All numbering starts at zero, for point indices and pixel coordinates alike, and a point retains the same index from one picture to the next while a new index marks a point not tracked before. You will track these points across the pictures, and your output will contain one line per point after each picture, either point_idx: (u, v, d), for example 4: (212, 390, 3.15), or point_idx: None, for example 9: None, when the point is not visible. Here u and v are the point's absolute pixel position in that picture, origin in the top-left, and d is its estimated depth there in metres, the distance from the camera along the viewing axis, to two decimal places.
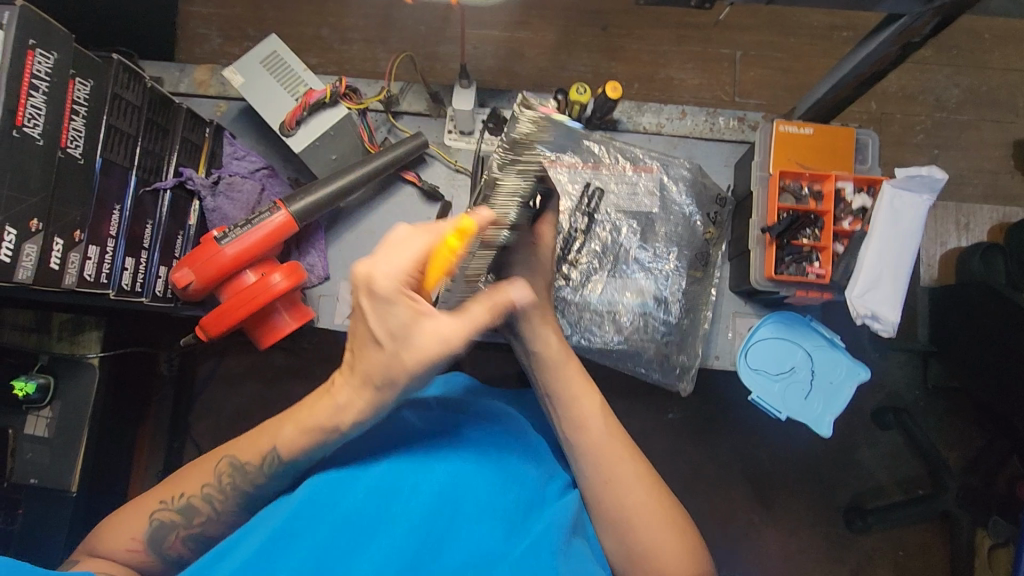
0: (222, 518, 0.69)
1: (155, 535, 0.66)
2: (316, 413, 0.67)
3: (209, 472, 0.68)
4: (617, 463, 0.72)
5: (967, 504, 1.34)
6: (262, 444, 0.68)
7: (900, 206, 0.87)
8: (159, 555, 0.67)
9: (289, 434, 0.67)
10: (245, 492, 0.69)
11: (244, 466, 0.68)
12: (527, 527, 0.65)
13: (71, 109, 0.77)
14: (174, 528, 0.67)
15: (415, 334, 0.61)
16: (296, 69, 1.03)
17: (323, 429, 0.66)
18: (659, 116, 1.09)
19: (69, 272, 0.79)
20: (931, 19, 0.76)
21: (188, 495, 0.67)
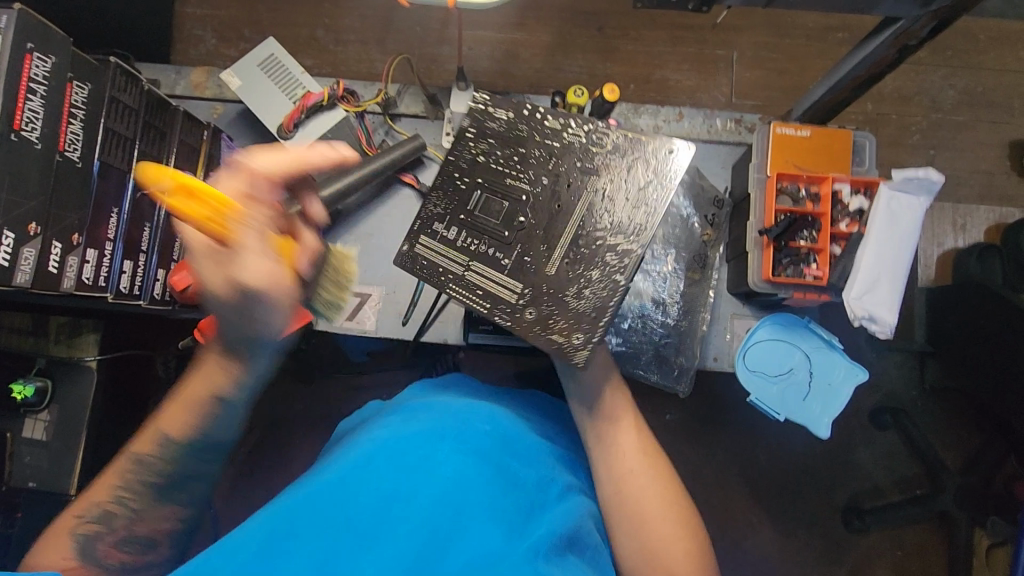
0: (147, 517, 0.69)
1: (86, 547, 0.65)
2: (201, 386, 0.73)
3: (114, 476, 0.70)
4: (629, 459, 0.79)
5: (965, 504, 1.35)
6: (151, 435, 0.72)
7: (898, 208, 0.86)
8: (96, 566, 0.64)
9: (174, 415, 0.72)
10: (158, 486, 0.70)
11: (143, 460, 0.70)
12: (528, 530, 0.64)
13: (69, 113, 0.77)
14: (99, 536, 0.66)
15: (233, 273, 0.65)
16: (294, 72, 1.03)
17: (202, 399, 0.73)
18: (657, 117, 1.10)
19: (67, 276, 0.79)
20: (928, 22, 0.76)
21: (101, 504, 0.68)
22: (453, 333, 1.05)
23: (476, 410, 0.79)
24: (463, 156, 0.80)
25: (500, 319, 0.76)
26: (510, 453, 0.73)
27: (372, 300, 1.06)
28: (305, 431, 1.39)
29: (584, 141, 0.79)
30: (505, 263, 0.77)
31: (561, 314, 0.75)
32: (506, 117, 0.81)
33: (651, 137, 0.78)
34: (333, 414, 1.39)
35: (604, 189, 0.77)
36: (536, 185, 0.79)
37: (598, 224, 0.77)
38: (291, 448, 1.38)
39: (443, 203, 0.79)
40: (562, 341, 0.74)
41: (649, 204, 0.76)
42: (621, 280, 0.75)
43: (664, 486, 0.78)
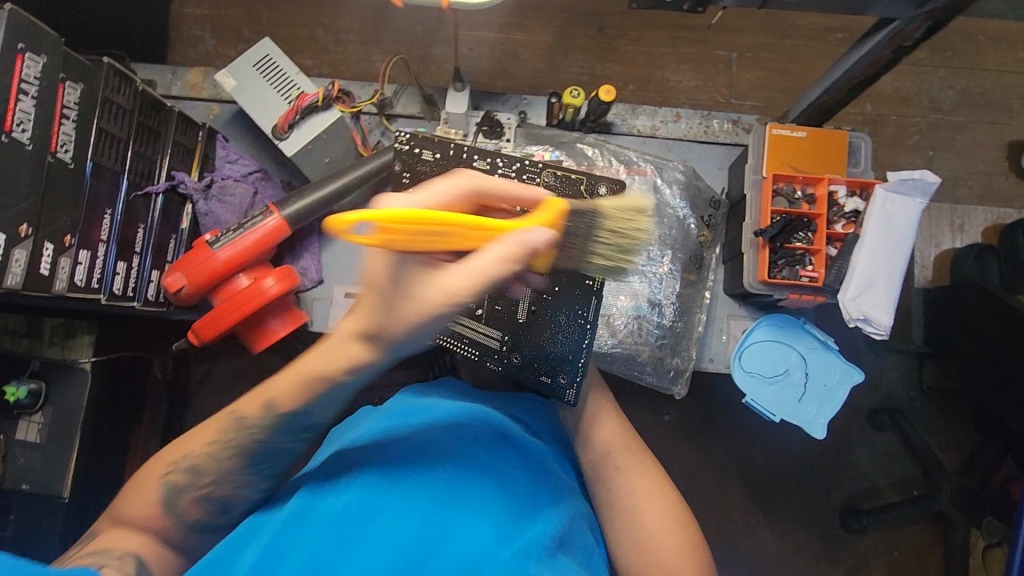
0: (232, 478, 0.69)
1: (169, 496, 0.67)
2: (315, 363, 0.68)
3: (213, 431, 0.70)
4: (618, 456, 0.80)
5: (963, 505, 1.35)
6: (259, 398, 0.70)
7: (893, 209, 0.86)
8: (177, 519, 0.67)
9: (285, 386, 0.69)
10: (247, 449, 0.70)
11: (245, 422, 0.70)
12: (519, 532, 0.64)
13: (62, 114, 0.76)
14: (184, 489, 0.68)
15: (426, 283, 0.59)
16: (289, 73, 1.03)
17: (319, 377, 0.68)
18: (654, 119, 1.10)
19: (59, 277, 0.79)
20: (923, 23, 0.76)
21: (192, 457, 0.69)
22: None
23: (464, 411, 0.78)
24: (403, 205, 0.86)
25: (490, 364, 0.87)
26: (501, 454, 0.73)
27: None
28: None
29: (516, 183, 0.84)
30: (479, 313, 0.86)
31: (541, 356, 0.86)
32: (433, 157, 0.85)
33: (583, 176, 0.84)
34: None
35: None
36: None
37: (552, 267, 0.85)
38: None
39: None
40: (550, 381, 0.86)
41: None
42: (587, 323, 0.86)
43: (656, 483, 0.78)
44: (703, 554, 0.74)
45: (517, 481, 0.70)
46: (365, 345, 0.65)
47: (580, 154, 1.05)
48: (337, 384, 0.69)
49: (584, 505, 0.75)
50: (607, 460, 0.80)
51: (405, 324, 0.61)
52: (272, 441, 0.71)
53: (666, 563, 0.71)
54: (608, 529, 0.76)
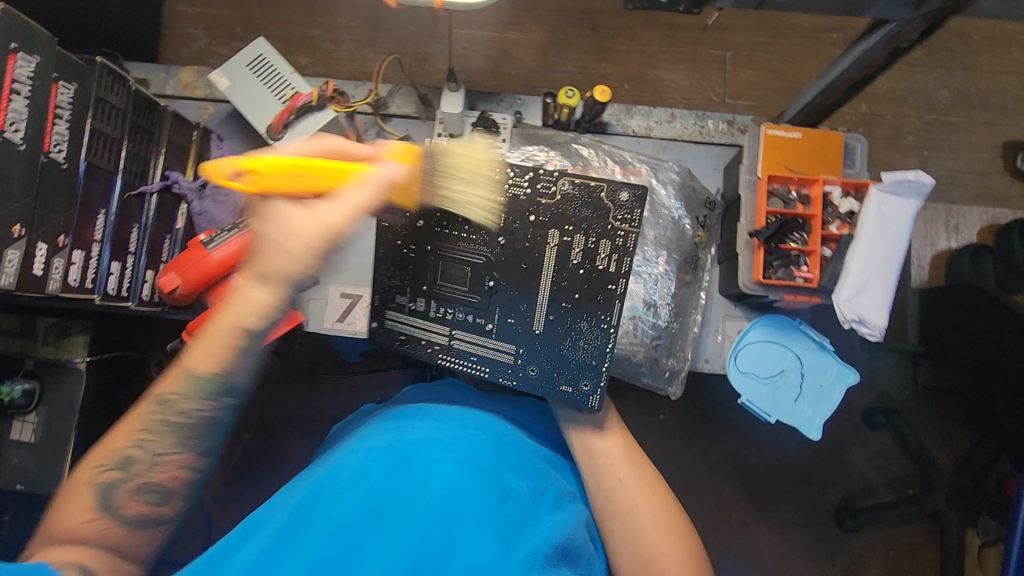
0: (163, 461, 0.67)
1: (104, 496, 0.64)
2: (223, 318, 0.69)
3: (139, 418, 0.67)
4: (620, 468, 0.80)
5: (958, 504, 1.35)
6: (177, 369, 0.68)
7: (887, 211, 0.86)
8: (115, 517, 0.65)
9: (200, 349, 0.69)
10: (182, 425, 0.68)
11: (170, 399, 0.67)
12: (522, 540, 0.64)
13: (55, 113, 0.76)
14: (118, 482, 0.65)
15: (302, 215, 0.68)
16: (283, 72, 1.03)
17: (228, 333, 0.69)
18: (648, 119, 1.11)
19: (53, 278, 0.78)
20: (919, 25, 0.76)
21: (121, 448, 0.66)
22: None
23: (468, 416, 0.78)
24: (399, 224, 0.83)
25: (504, 379, 0.85)
26: (506, 460, 0.73)
27: (364, 301, 1.05)
28: (300, 431, 1.38)
29: (528, 193, 0.81)
30: (489, 328, 0.85)
31: (562, 366, 0.83)
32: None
33: (602, 181, 0.80)
34: (327, 414, 1.39)
35: (568, 241, 0.82)
36: (490, 244, 0.83)
37: (571, 275, 0.82)
38: (285, 448, 1.38)
39: (397, 274, 0.85)
40: (569, 390, 0.83)
41: (618, 251, 0.81)
42: (610, 328, 0.82)
43: (655, 493, 0.78)
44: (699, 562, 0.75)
45: (520, 487, 0.70)
46: (263, 284, 0.68)
47: (576, 154, 1.05)
48: (250, 337, 0.69)
49: (584, 512, 0.76)
50: (607, 472, 0.80)
51: (285, 252, 0.67)
52: (204, 412, 0.68)
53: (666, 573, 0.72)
54: (608, 541, 0.76)
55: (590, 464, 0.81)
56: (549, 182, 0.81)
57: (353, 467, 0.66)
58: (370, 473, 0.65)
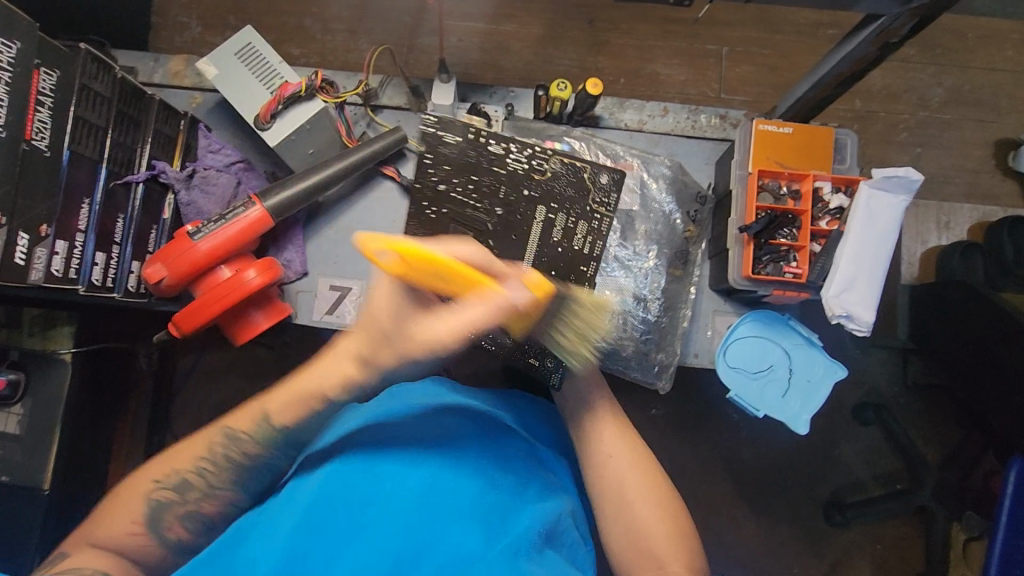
0: (216, 493, 0.69)
1: (154, 514, 0.67)
2: (319, 382, 0.69)
3: (202, 446, 0.70)
4: (611, 444, 0.80)
5: (944, 499, 1.37)
6: (254, 411, 0.71)
7: (876, 206, 0.86)
8: (158, 535, 0.67)
9: (281, 401, 0.70)
10: (239, 464, 0.70)
11: (237, 436, 0.70)
12: (505, 531, 0.64)
13: (36, 101, 0.75)
14: (170, 504, 0.68)
15: (415, 325, 0.62)
16: (271, 61, 1.01)
17: (308, 402, 0.70)
18: (641, 113, 1.10)
19: (36, 268, 0.77)
20: (908, 20, 0.76)
21: (181, 471, 0.68)
22: None
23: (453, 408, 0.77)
24: (425, 181, 0.87)
25: (484, 343, 0.86)
26: (490, 453, 0.72)
27: (353, 294, 1.04)
28: None
29: (526, 169, 0.88)
30: None
31: (538, 340, 0.88)
32: (456, 141, 0.87)
33: (587, 165, 0.88)
34: None
35: (552, 217, 0.88)
36: (491, 214, 0.88)
37: (551, 253, 0.89)
38: None
39: (420, 231, 0.88)
40: (539, 364, 0.88)
41: (593, 233, 0.89)
42: None
43: (644, 471, 0.78)
44: (693, 540, 0.74)
45: (503, 479, 0.69)
46: (359, 365, 0.67)
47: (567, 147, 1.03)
48: (330, 405, 0.70)
49: (571, 502, 0.74)
50: (598, 448, 0.80)
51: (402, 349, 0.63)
52: (262, 454, 0.70)
53: (655, 550, 0.72)
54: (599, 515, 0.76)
55: (581, 438, 0.82)
56: (543, 162, 0.88)
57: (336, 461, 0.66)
58: (351, 466, 0.65)
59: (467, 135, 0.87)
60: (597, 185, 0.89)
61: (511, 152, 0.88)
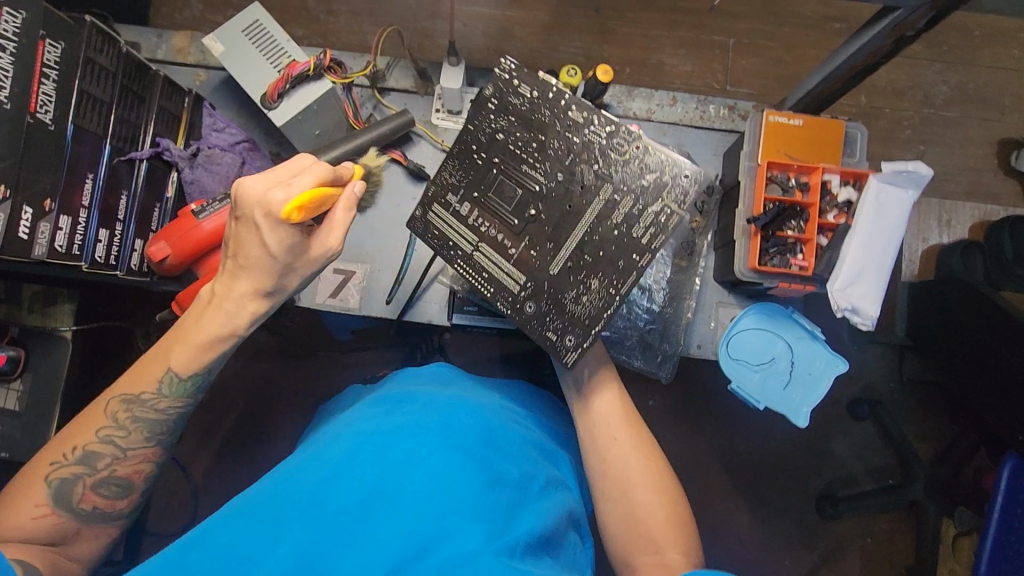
0: (130, 455, 0.71)
1: (60, 492, 0.67)
2: (210, 327, 0.72)
3: (101, 417, 0.69)
4: (617, 428, 0.80)
5: (935, 494, 1.39)
6: (155, 370, 0.72)
7: (886, 202, 0.86)
8: (70, 510, 0.67)
9: (182, 352, 0.72)
10: (149, 421, 0.72)
11: (138, 399, 0.71)
12: (510, 529, 0.62)
13: (41, 73, 0.73)
14: (78, 479, 0.68)
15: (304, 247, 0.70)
16: (279, 39, 0.99)
17: (221, 337, 0.72)
18: (650, 102, 1.09)
19: (39, 243, 0.76)
20: (926, 13, 0.75)
21: (83, 446, 0.68)
22: (436, 314, 1.03)
23: (458, 401, 0.76)
24: (483, 127, 0.82)
25: (500, 305, 0.82)
26: (496, 447, 0.71)
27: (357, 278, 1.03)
28: (292, 408, 1.39)
29: (603, 144, 0.80)
30: (512, 252, 0.82)
31: (557, 314, 0.81)
32: (530, 94, 0.81)
33: (673, 161, 0.78)
34: (318, 391, 1.40)
35: (615, 200, 0.79)
36: (550, 177, 0.81)
37: (605, 234, 0.80)
38: (276, 424, 1.38)
39: (458, 174, 0.83)
40: (556, 339, 0.81)
41: (657, 226, 0.78)
42: (616, 294, 0.79)
43: (648, 457, 0.78)
44: (692, 529, 0.74)
45: (508, 472, 0.68)
46: (262, 299, 0.72)
47: None
48: (238, 338, 0.74)
49: (570, 501, 0.73)
50: (604, 432, 0.80)
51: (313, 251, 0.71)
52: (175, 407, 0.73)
53: (653, 535, 0.71)
54: (597, 497, 0.77)
55: (586, 420, 0.82)
56: (623, 140, 0.80)
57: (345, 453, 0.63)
58: (357, 459, 0.62)
59: (548, 93, 0.80)
60: (670, 168, 0.78)
61: (592, 122, 0.80)
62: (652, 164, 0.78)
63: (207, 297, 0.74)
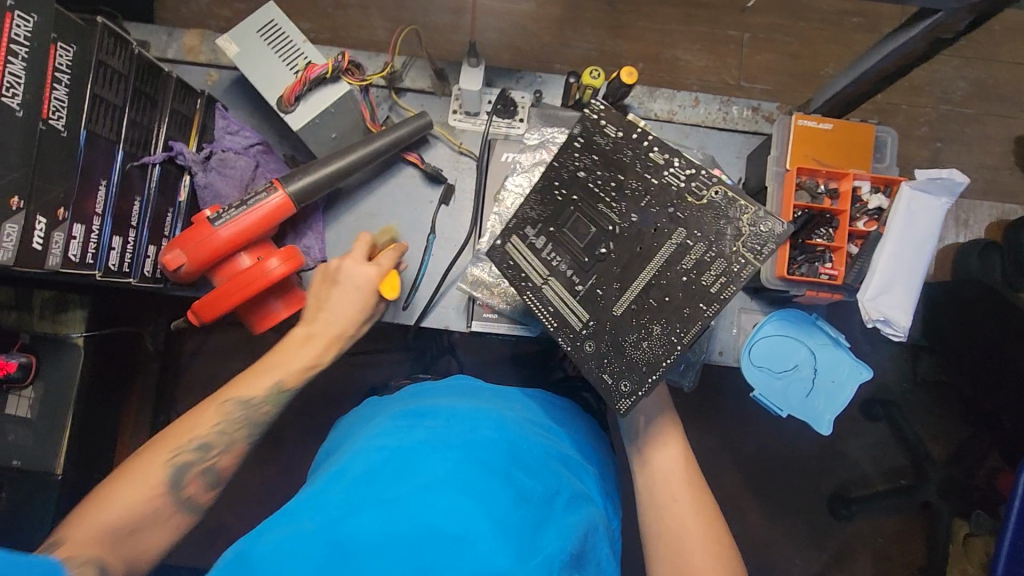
0: (233, 451, 0.75)
1: (175, 476, 0.70)
2: (304, 355, 0.81)
3: (215, 412, 0.74)
4: (678, 488, 0.77)
5: (948, 495, 1.39)
6: (264, 379, 0.78)
7: (917, 209, 0.84)
8: (177, 494, 0.70)
9: (291, 368, 0.80)
10: (253, 424, 0.76)
11: (250, 403, 0.76)
12: (538, 545, 0.58)
13: (54, 78, 0.71)
14: (192, 464, 0.71)
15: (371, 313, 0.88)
16: (296, 41, 0.96)
17: (302, 370, 0.81)
18: (671, 103, 1.07)
19: (53, 253, 0.74)
20: (966, 16, 0.73)
21: (200, 437, 0.73)
22: (454, 319, 1.01)
23: (481, 415, 0.75)
24: (566, 164, 0.80)
25: (561, 341, 0.77)
26: (520, 463, 0.68)
27: None
28: (302, 410, 1.38)
29: (681, 187, 0.77)
30: (580, 289, 0.78)
31: (616, 356, 0.76)
32: (614, 134, 0.79)
33: (753, 205, 0.74)
34: (328, 392, 1.38)
35: (687, 245, 0.76)
36: (623, 218, 0.78)
37: (672, 280, 0.76)
38: (285, 425, 1.37)
39: (540, 209, 0.79)
40: (611, 383, 0.75)
41: (728, 276, 0.75)
42: (680, 343, 0.75)
43: (709, 526, 0.73)
44: None
45: (533, 488, 0.65)
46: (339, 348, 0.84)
47: None
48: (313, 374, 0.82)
49: (597, 517, 0.70)
50: (662, 489, 0.77)
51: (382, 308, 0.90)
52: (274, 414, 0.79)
53: None
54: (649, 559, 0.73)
55: (647, 483, 0.78)
56: (701, 187, 0.76)
57: (373, 472, 0.61)
58: (381, 478, 0.60)
59: (632, 134, 0.78)
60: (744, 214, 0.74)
61: (672, 165, 0.78)
62: (722, 208, 0.75)
63: (294, 339, 0.83)
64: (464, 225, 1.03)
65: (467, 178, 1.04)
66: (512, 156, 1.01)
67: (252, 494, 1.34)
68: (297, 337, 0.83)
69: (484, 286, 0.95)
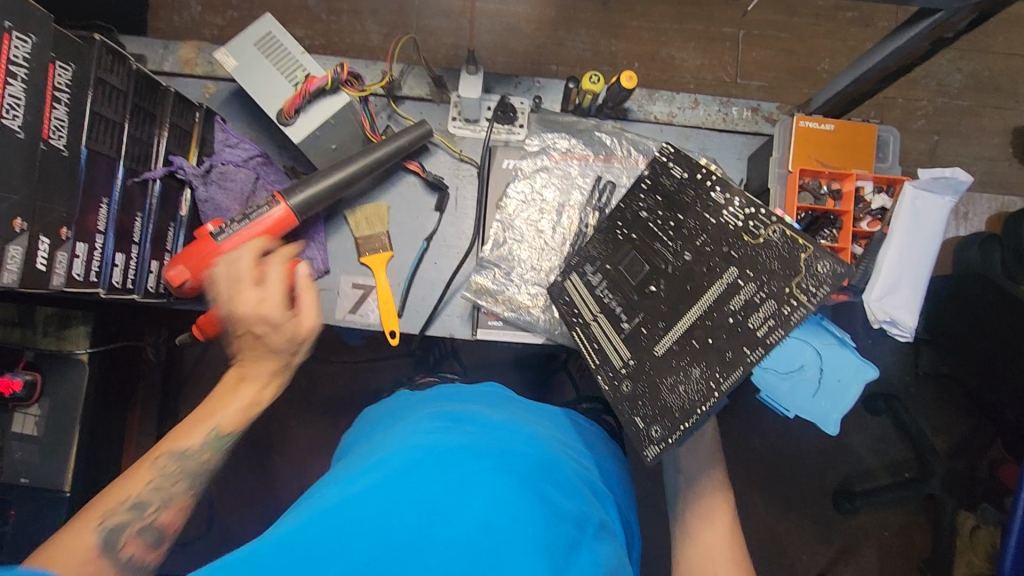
0: (173, 504, 0.65)
1: (110, 537, 0.60)
2: (236, 402, 0.72)
3: (148, 469, 0.65)
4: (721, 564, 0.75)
5: (954, 488, 1.38)
6: (201, 426, 0.69)
7: (922, 207, 0.84)
8: (115, 560, 0.60)
9: (234, 412, 0.71)
10: (194, 475, 0.67)
11: (186, 453, 0.67)
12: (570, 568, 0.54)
13: (53, 97, 0.70)
14: (129, 523, 0.61)
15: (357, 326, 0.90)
16: (293, 53, 0.95)
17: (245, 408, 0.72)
18: (671, 105, 1.07)
19: (57, 273, 0.73)
20: (968, 16, 0.73)
21: (132, 496, 0.63)
22: (459, 327, 1.00)
23: (513, 428, 0.75)
24: (630, 207, 0.82)
25: (601, 377, 0.83)
26: (551, 482, 0.66)
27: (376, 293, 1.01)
28: (305, 417, 1.38)
29: (740, 225, 0.69)
30: (625, 326, 0.81)
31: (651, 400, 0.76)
32: (681, 175, 0.75)
33: (812, 243, 0.63)
34: (333, 400, 1.38)
35: (738, 284, 0.69)
36: (676, 257, 0.76)
37: (717, 320, 0.70)
38: (290, 434, 1.37)
39: (600, 247, 0.86)
40: (642, 427, 0.76)
41: (778, 318, 0.64)
42: (715, 386, 0.68)
43: None
44: None
45: (564, 507, 0.63)
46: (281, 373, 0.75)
47: (598, 143, 1.02)
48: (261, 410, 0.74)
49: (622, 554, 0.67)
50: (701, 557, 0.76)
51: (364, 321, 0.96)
52: (217, 462, 0.70)
53: None
54: None
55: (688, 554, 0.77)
56: (761, 223, 0.68)
57: (409, 469, 0.60)
58: (416, 474, 0.59)
59: (696, 175, 0.74)
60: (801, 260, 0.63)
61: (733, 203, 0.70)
62: (784, 249, 0.65)
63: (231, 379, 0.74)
64: (468, 233, 1.02)
65: (469, 185, 1.04)
66: (513, 163, 1.01)
67: (259, 503, 1.34)
68: (230, 381, 0.74)
69: (489, 294, 0.97)
